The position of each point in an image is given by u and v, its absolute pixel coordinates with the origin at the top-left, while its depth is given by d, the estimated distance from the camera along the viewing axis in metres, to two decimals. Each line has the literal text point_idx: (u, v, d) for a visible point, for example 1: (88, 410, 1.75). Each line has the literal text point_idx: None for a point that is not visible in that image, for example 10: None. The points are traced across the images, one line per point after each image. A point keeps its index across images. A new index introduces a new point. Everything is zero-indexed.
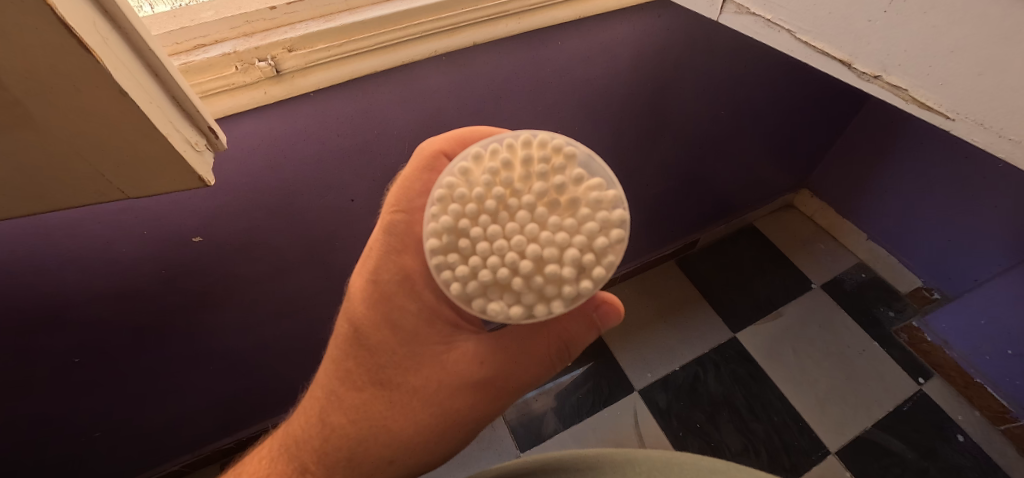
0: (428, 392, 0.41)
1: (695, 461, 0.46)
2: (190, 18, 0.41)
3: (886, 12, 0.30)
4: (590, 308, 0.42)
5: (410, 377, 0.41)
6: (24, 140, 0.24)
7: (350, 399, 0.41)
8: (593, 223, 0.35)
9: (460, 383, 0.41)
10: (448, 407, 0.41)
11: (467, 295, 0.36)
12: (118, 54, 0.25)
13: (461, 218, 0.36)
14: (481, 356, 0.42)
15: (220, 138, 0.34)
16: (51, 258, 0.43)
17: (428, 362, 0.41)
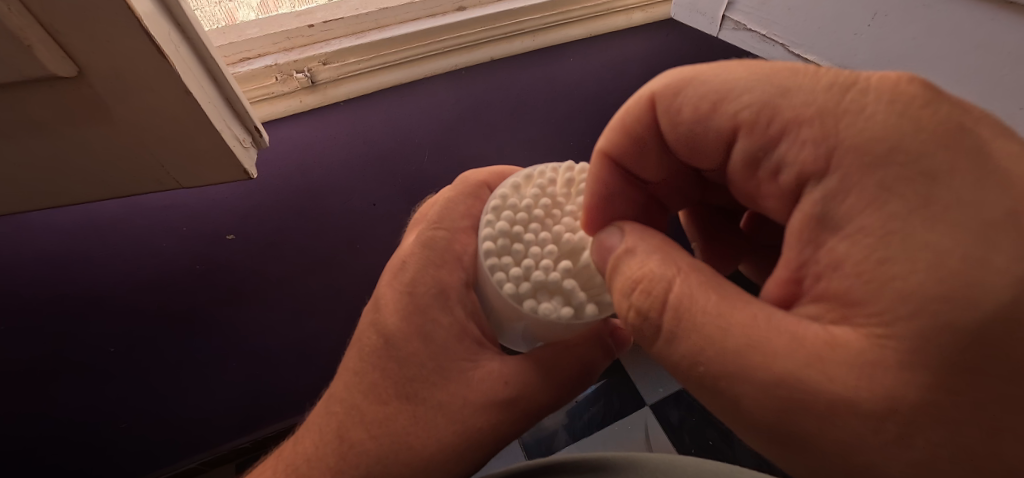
0: (453, 408, 0.37)
1: (699, 463, 0.47)
2: (237, 34, 0.45)
3: (870, 26, 0.36)
4: (607, 333, 0.43)
5: (431, 393, 0.37)
6: (102, 133, 0.28)
7: (368, 414, 0.38)
8: None
9: (486, 401, 0.37)
10: (470, 425, 0.37)
11: (519, 296, 0.36)
12: (186, 61, 0.29)
13: (515, 224, 0.38)
14: (504, 376, 0.38)
15: (263, 137, 0.37)
16: (100, 249, 0.48)
17: (452, 381, 0.38)
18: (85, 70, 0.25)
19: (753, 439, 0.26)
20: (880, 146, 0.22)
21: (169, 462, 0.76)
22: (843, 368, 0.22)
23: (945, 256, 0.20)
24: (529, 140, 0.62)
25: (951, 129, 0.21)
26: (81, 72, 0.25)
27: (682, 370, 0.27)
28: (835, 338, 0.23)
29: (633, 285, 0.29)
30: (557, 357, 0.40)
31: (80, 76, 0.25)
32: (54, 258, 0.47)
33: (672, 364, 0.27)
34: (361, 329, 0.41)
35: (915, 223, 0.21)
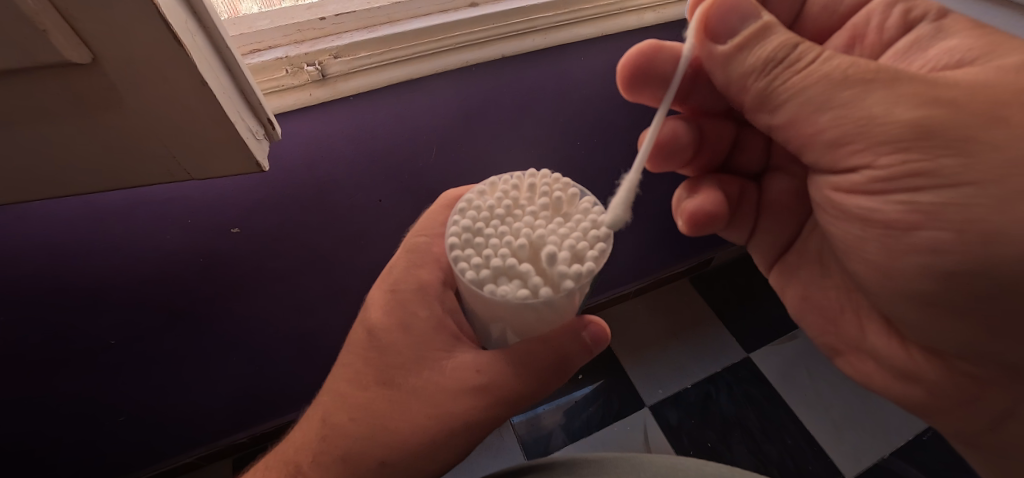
0: (428, 394, 0.37)
1: (700, 466, 0.47)
2: (248, 25, 0.45)
3: None
4: (580, 328, 0.40)
5: (417, 379, 0.37)
6: (114, 122, 0.28)
7: (358, 402, 0.37)
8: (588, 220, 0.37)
9: (469, 394, 0.37)
10: (454, 415, 0.36)
11: (478, 279, 0.35)
12: (202, 50, 0.29)
13: (476, 217, 0.38)
14: (474, 366, 0.38)
15: (276, 130, 0.37)
16: (104, 240, 0.47)
17: (440, 371, 0.38)
18: (101, 58, 0.25)
19: (905, 114, 0.30)
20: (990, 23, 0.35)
21: (166, 457, 0.76)
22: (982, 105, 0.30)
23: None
24: (536, 138, 0.62)
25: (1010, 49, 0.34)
26: (97, 60, 0.25)
27: (836, 79, 0.31)
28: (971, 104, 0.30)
29: (794, 43, 0.32)
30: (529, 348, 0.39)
31: (94, 63, 0.25)
32: (54, 248, 0.46)
33: (824, 77, 0.31)
34: (356, 332, 0.40)
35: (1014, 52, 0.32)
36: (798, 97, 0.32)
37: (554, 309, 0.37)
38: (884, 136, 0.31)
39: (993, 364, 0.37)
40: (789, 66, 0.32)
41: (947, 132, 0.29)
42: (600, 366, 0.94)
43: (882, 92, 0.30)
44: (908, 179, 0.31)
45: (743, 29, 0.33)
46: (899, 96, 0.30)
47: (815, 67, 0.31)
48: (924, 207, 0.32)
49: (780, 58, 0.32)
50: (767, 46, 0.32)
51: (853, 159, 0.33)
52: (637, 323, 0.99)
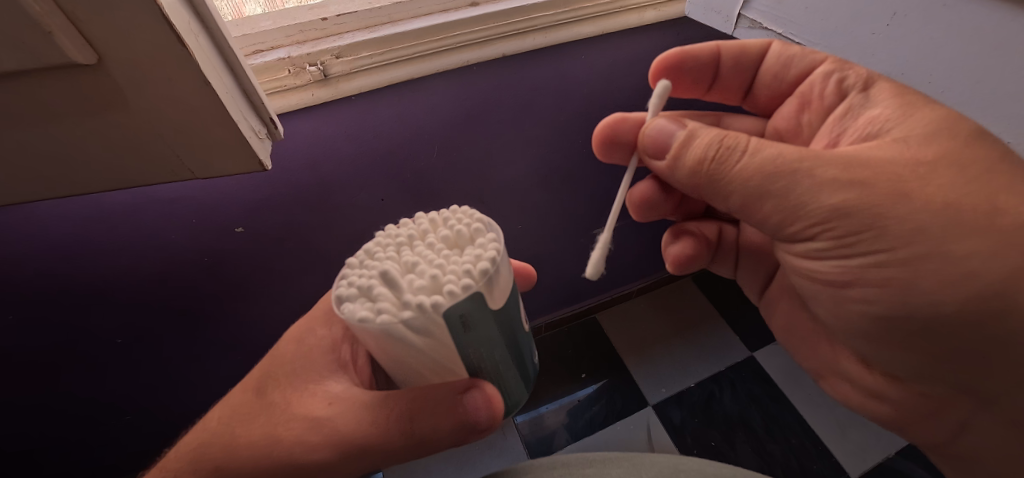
0: (278, 410, 0.36)
1: (703, 467, 0.47)
2: (251, 27, 0.45)
3: (889, 25, 0.35)
4: (453, 394, 0.33)
5: (285, 392, 0.37)
6: (118, 122, 0.28)
7: (244, 401, 0.38)
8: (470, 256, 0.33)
9: (304, 423, 0.35)
10: (283, 445, 0.34)
11: (342, 296, 0.34)
12: (204, 50, 0.29)
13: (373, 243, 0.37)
14: (328, 397, 0.36)
15: (278, 130, 0.37)
16: (110, 240, 0.48)
17: (307, 397, 0.37)
18: (105, 58, 0.25)
19: (832, 200, 0.33)
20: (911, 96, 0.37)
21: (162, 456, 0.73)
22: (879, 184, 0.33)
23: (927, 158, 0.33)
24: (538, 138, 0.62)
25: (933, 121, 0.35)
26: (101, 61, 0.25)
27: (768, 168, 0.34)
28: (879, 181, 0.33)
29: (721, 138, 0.36)
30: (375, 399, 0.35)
31: (98, 63, 0.25)
32: (61, 248, 0.47)
33: (757, 169, 0.34)
34: (281, 342, 0.42)
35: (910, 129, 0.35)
36: (741, 188, 0.35)
37: (416, 349, 0.32)
38: (816, 216, 0.34)
39: (947, 384, 0.37)
40: (722, 164, 0.35)
41: (865, 210, 0.33)
42: (603, 365, 0.94)
43: (805, 178, 0.33)
44: (842, 249, 0.35)
45: (676, 135, 0.37)
46: (820, 181, 0.33)
47: (745, 160, 0.35)
48: (863, 264, 0.35)
49: (710, 156, 0.36)
50: (699, 149, 0.36)
51: (802, 232, 0.36)
52: (640, 322, 1.00)
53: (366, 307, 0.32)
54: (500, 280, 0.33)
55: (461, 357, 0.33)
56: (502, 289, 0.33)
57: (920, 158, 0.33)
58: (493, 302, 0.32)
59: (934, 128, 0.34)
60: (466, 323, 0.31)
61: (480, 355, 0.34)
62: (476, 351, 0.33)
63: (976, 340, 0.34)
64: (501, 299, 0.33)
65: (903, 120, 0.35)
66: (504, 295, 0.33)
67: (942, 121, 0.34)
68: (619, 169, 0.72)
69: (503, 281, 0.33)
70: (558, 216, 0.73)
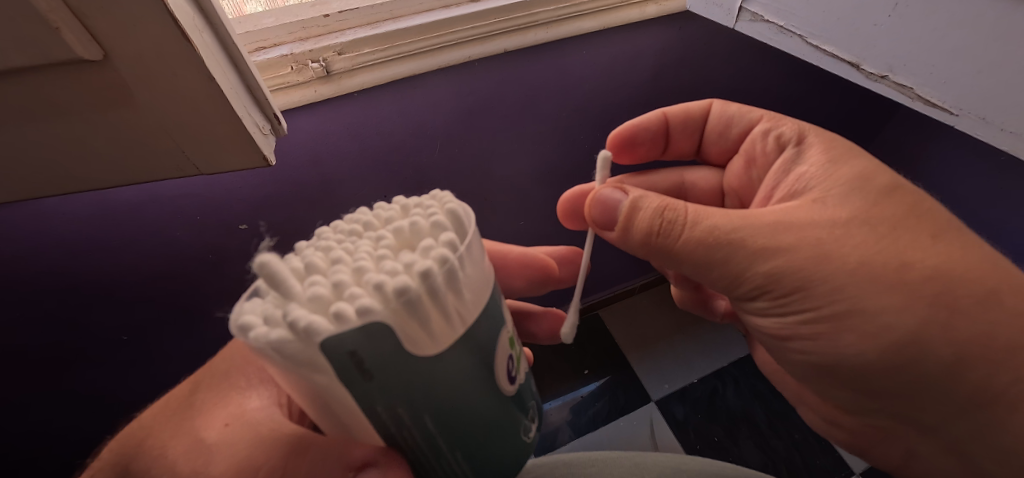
0: (185, 424, 0.30)
1: (698, 466, 0.48)
2: (253, 24, 0.45)
3: (890, 17, 0.35)
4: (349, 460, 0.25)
5: (206, 396, 0.32)
6: (124, 117, 0.28)
7: (174, 397, 0.33)
8: (400, 267, 0.23)
9: (188, 443, 0.28)
10: (161, 465, 0.28)
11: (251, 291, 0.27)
12: (209, 47, 0.29)
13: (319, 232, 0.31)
14: (231, 417, 0.30)
15: (282, 125, 0.37)
16: (116, 237, 0.48)
17: (216, 410, 0.30)
18: (112, 55, 0.26)
19: (762, 267, 0.33)
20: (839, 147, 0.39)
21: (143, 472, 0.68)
22: (811, 232, 0.33)
23: (843, 207, 0.34)
24: (540, 133, 0.62)
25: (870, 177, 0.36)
26: (107, 57, 0.26)
27: (705, 239, 0.33)
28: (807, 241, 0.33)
29: (660, 210, 0.35)
30: (258, 445, 0.27)
31: (105, 59, 0.26)
32: (67, 246, 0.47)
33: (698, 242, 0.34)
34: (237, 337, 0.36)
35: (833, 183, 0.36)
36: (688, 257, 0.34)
37: (301, 387, 0.23)
38: (755, 282, 0.34)
39: (889, 417, 0.37)
40: (665, 238, 0.35)
41: (796, 275, 0.33)
42: (606, 362, 0.94)
43: (739, 250, 0.33)
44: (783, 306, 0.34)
45: (621, 203, 0.36)
46: (755, 250, 0.33)
47: (687, 233, 0.34)
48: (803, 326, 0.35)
49: (657, 224, 0.35)
50: (643, 219, 0.35)
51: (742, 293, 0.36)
52: (643, 319, 1.00)
53: (255, 310, 0.24)
54: (436, 305, 0.22)
55: (367, 416, 0.23)
56: (452, 319, 0.23)
57: (837, 217, 0.33)
58: (417, 344, 0.21)
59: (849, 186, 0.35)
60: (363, 368, 0.21)
61: (396, 416, 0.23)
62: (385, 407, 0.22)
63: (907, 383, 0.33)
64: (435, 338, 0.22)
65: (822, 177, 0.37)
66: (444, 329, 0.22)
67: (855, 178, 0.36)
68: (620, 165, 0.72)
69: (441, 309, 0.22)
70: None
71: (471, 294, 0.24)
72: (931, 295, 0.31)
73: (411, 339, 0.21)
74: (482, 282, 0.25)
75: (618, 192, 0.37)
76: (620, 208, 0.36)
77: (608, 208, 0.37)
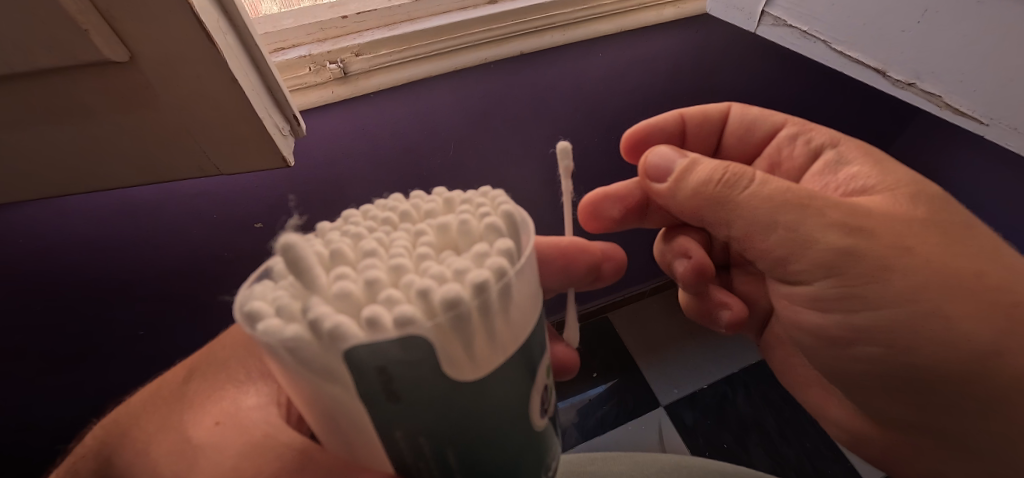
0: (170, 418, 0.28)
1: (700, 463, 0.48)
2: (273, 25, 0.46)
3: (919, 23, 0.34)
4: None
5: (202, 389, 0.30)
6: (148, 117, 0.29)
7: (169, 384, 0.32)
8: (446, 272, 0.22)
9: (174, 442, 0.27)
10: (143, 463, 0.26)
11: (272, 270, 0.26)
12: (232, 48, 0.29)
13: (353, 219, 0.30)
14: (222, 415, 0.28)
15: (301, 126, 0.37)
16: (135, 233, 0.49)
17: (206, 408, 0.29)
18: (137, 56, 0.26)
19: (835, 240, 0.32)
20: (881, 153, 0.39)
21: None
22: (896, 225, 0.32)
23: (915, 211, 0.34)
24: (555, 135, 0.61)
25: (926, 189, 0.35)
26: (133, 59, 0.26)
27: (774, 199, 0.33)
28: (892, 228, 0.32)
29: (724, 167, 0.35)
30: (244, 455, 0.25)
31: (131, 61, 0.26)
32: (84, 241, 0.47)
33: (767, 199, 0.33)
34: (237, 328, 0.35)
35: (904, 178, 0.36)
36: (750, 214, 0.34)
37: (310, 397, 0.21)
38: (823, 261, 0.32)
39: (924, 436, 0.36)
40: (728, 189, 0.34)
41: (864, 260, 0.31)
42: (616, 365, 0.94)
43: (811, 217, 0.32)
44: (848, 302, 0.33)
45: (675, 164, 0.37)
46: (829, 222, 0.32)
47: (755, 186, 0.33)
48: (864, 322, 0.33)
49: (716, 179, 0.35)
50: (702, 173, 0.35)
51: (800, 274, 0.34)
52: (653, 322, 0.99)
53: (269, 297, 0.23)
54: (486, 324, 0.20)
55: (385, 444, 0.21)
56: (499, 342, 0.21)
57: (915, 216, 0.33)
58: (457, 367, 0.20)
59: (913, 190, 0.35)
60: (391, 390, 0.19)
61: (417, 448, 0.21)
62: (406, 436, 0.21)
63: (954, 401, 0.32)
64: (478, 364, 0.20)
65: (881, 175, 0.36)
66: (487, 353, 0.21)
67: (913, 184, 0.35)
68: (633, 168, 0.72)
69: (490, 328, 0.20)
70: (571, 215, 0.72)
71: (520, 315, 0.22)
72: (943, 309, 0.31)
73: (453, 361, 0.20)
74: (532, 302, 0.24)
75: (678, 153, 0.38)
76: (684, 166, 0.36)
77: (665, 166, 0.38)
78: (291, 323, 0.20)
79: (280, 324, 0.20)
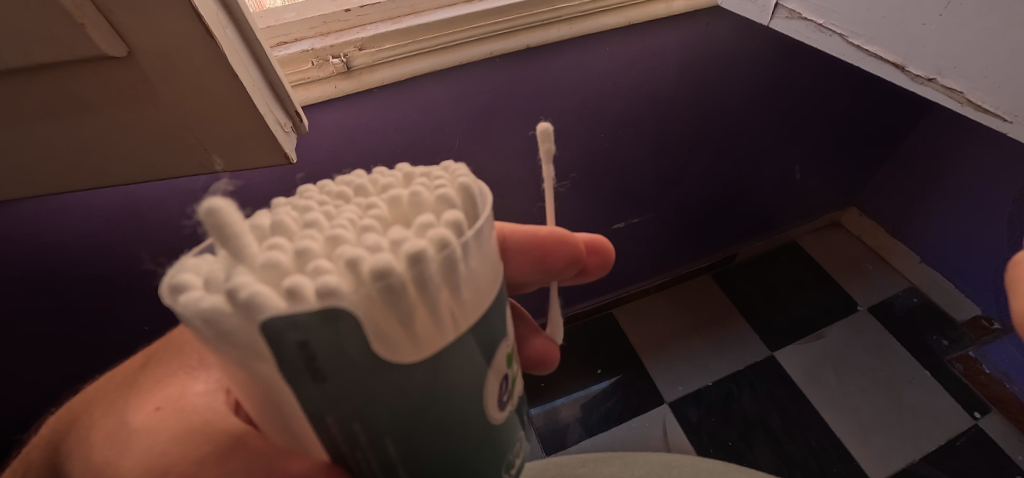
0: (112, 403, 0.28)
1: (695, 462, 0.48)
2: (275, 18, 0.45)
3: (941, 15, 0.33)
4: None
5: (152, 373, 0.30)
6: (147, 114, 0.28)
7: (127, 367, 0.31)
8: (380, 241, 0.20)
9: (115, 426, 0.26)
10: (83, 446, 0.26)
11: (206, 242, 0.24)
12: (232, 42, 0.29)
13: (304, 189, 0.28)
14: (165, 400, 0.27)
15: (303, 123, 0.37)
16: (137, 230, 0.47)
17: (154, 392, 0.28)
18: (136, 51, 0.25)
19: None
20: None
21: None
22: None
23: None
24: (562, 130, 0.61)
25: None
26: (131, 53, 0.25)
27: None
28: None
29: None
30: (176, 441, 0.25)
31: (129, 56, 0.25)
32: (91, 238, 0.45)
33: None
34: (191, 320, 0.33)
35: None
36: None
37: (245, 379, 0.20)
38: None
39: None
40: None
41: None
42: (620, 361, 0.93)
43: None
44: None
45: None
46: None
47: None
48: None
49: None
50: None
51: None
52: (657, 318, 0.99)
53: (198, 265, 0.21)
54: (425, 298, 0.18)
55: (315, 426, 0.20)
56: (441, 318, 0.19)
57: None
58: (388, 344, 0.18)
59: None
60: (314, 367, 0.17)
61: (350, 435, 0.20)
62: (337, 420, 0.19)
63: None
64: (418, 341, 0.19)
65: None
66: (428, 328, 0.19)
67: None
68: (639, 163, 0.71)
69: (429, 304, 0.19)
70: (575, 210, 0.72)
71: (470, 293, 0.21)
72: None
73: (385, 338, 0.18)
74: (484, 279, 0.22)
75: None
76: None
77: None
78: (208, 291, 0.18)
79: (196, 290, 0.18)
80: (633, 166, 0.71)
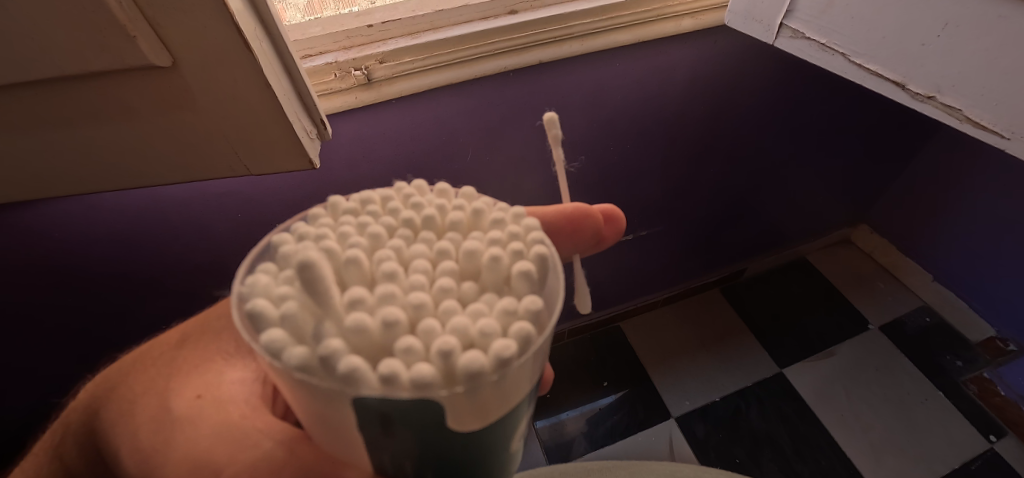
0: (152, 384, 0.29)
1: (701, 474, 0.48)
2: (301, 33, 0.47)
3: (940, 36, 0.34)
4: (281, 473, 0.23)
5: (191, 356, 0.31)
6: (185, 120, 0.30)
7: (164, 346, 0.32)
8: (466, 322, 0.22)
9: (157, 409, 0.27)
10: (127, 421, 0.27)
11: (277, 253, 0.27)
12: (268, 56, 0.31)
13: (370, 209, 0.30)
14: (205, 388, 0.28)
15: (326, 130, 0.39)
16: (161, 231, 0.49)
17: (193, 377, 0.29)
18: (180, 62, 0.28)
19: None
20: None
21: None
22: None
23: None
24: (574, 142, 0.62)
25: None
26: (176, 64, 0.28)
27: None
28: None
29: None
30: (220, 438, 0.25)
31: (173, 66, 0.28)
32: (118, 238, 0.48)
33: None
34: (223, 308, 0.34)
35: None
36: None
37: (301, 403, 0.22)
38: None
39: None
40: None
41: None
42: (627, 374, 0.93)
43: None
44: None
45: None
46: None
47: None
48: None
49: None
50: None
51: None
52: (662, 333, 0.99)
53: (270, 293, 0.24)
54: (498, 389, 0.21)
55: (372, 456, 0.23)
56: (506, 394, 0.22)
57: None
58: (461, 420, 0.21)
59: None
60: (389, 424, 0.21)
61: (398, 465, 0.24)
62: (393, 458, 0.23)
63: None
64: (484, 415, 0.22)
65: None
66: (494, 404, 0.21)
67: None
68: (648, 175, 0.72)
69: (499, 390, 0.21)
70: None
71: (531, 371, 0.23)
72: None
73: (459, 416, 0.21)
74: (542, 359, 0.24)
75: None
76: None
77: None
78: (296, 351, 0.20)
79: (289, 342, 0.21)
80: (641, 179, 0.72)
